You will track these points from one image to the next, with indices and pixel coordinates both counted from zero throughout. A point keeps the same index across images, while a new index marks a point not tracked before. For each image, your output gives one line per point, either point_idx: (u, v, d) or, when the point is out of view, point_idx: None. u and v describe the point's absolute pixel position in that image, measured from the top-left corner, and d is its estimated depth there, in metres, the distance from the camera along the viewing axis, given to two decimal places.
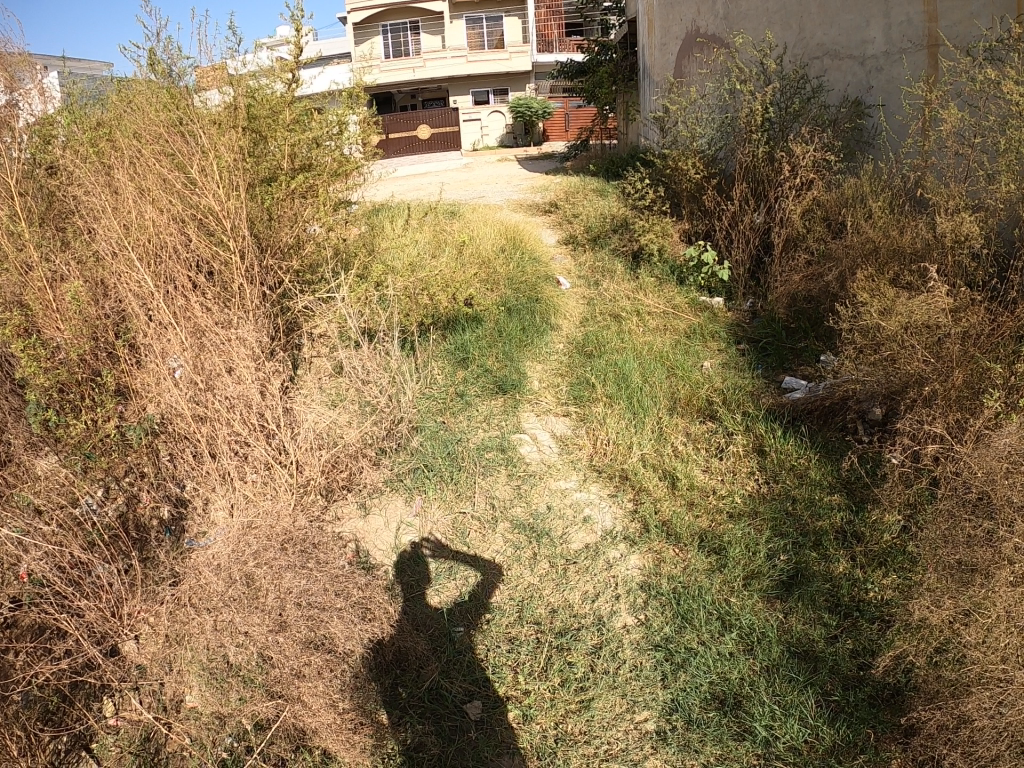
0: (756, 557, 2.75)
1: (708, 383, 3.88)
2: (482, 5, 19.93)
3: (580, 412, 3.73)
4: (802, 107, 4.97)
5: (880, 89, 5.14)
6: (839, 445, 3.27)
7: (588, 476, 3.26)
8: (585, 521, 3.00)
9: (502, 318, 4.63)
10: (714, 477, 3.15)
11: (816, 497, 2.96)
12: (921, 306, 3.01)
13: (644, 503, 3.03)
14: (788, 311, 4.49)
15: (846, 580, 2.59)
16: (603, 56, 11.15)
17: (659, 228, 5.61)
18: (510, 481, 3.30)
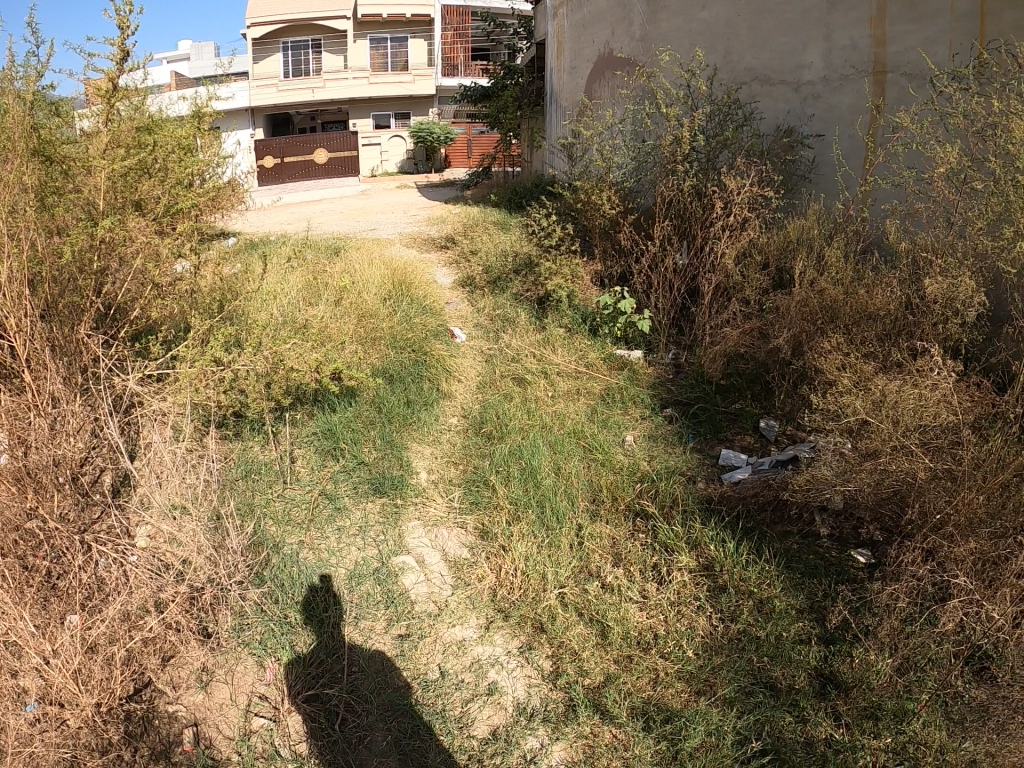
0: (721, 733, 2.05)
1: (633, 470, 3.18)
2: (389, 26, 19.44)
3: (477, 524, 3.01)
4: (733, 135, 4.41)
5: (819, 120, 4.72)
6: (800, 555, 2.65)
7: (491, 622, 2.53)
8: (491, 693, 2.26)
9: (382, 391, 3.89)
10: (653, 616, 2.45)
11: (784, 640, 2.29)
12: (912, 397, 2.51)
13: (568, 666, 2.30)
14: (722, 370, 3.90)
15: (834, 754, 1.96)
16: (509, 80, 10.68)
17: (568, 271, 4.95)
18: (391, 630, 2.52)
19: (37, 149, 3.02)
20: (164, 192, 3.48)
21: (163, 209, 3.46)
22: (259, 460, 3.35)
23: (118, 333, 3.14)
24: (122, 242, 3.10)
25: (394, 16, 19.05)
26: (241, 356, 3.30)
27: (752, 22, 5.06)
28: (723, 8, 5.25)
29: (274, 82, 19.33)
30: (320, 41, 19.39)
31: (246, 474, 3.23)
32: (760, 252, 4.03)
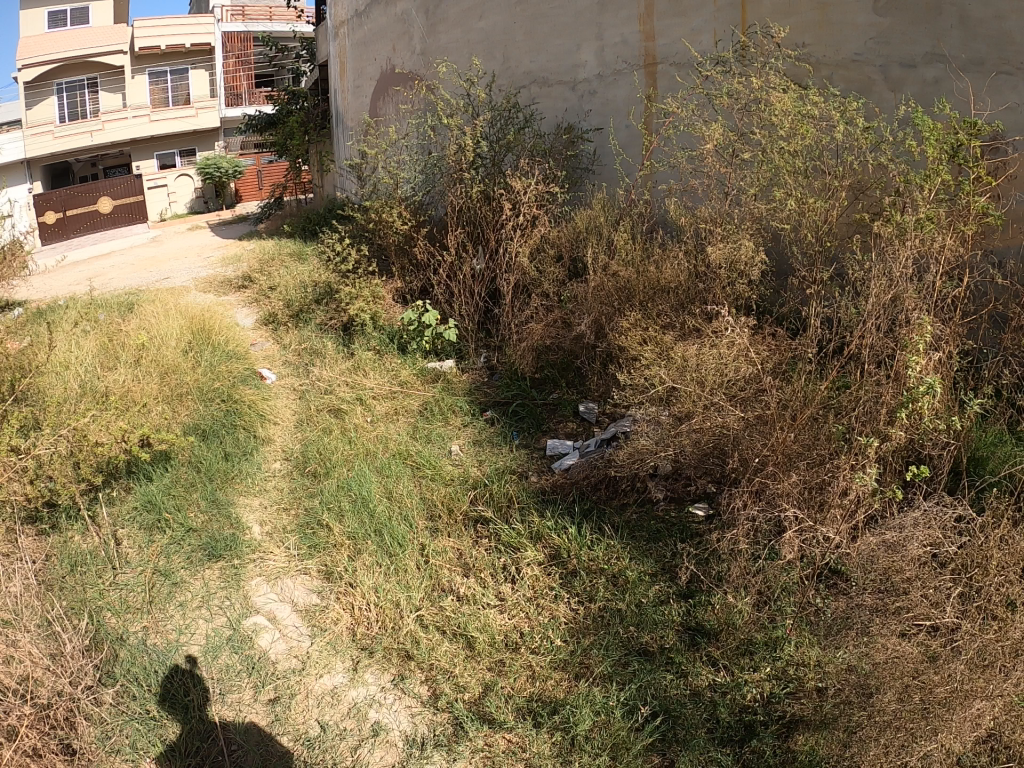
0: (612, 708, 2.18)
1: (465, 478, 3.32)
2: (167, 58, 18.54)
3: (320, 566, 2.96)
4: (515, 138, 4.80)
5: (597, 113, 5.07)
6: (642, 523, 2.87)
7: (359, 663, 2.48)
8: (377, 734, 2.20)
9: (197, 450, 3.69)
10: (513, 615, 2.54)
11: (647, 611, 2.45)
12: (711, 358, 2.86)
13: (445, 685, 2.32)
14: (534, 365, 4.13)
15: (720, 697, 2.16)
16: (293, 105, 10.64)
17: (367, 293, 5.08)
18: (261, 697, 2.37)
19: None
20: None
21: None
22: (80, 549, 3.04)
23: None
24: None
25: (172, 46, 18.23)
26: (41, 439, 3.16)
27: (526, 29, 5.42)
28: (499, 16, 5.63)
29: (48, 129, 17.65)
30: (95, 80, 18.24)
31: (71, 566, 2.93)
32: (553, 246, 4.33)
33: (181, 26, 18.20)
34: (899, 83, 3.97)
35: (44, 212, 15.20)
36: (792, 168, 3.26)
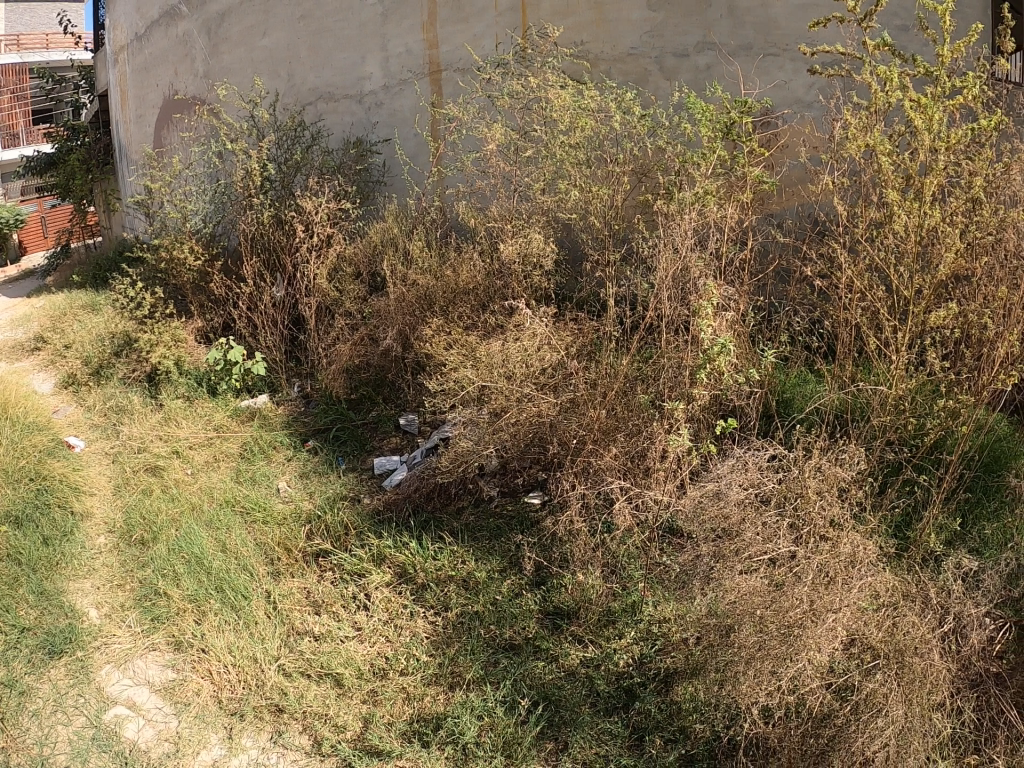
0: (494, 708, 2.67)
1: (299, 511, 3.77)
2: None
3: (167, 638, 3.12)
4: (301, 160, 5.82)
5: (384, 123, 6.23)
6: (481, 523, 3.48)
7: (233, 728, 2.72)
8: None
9: (12, 538, 3.61)
10: (370, 644, 2.98)
11: (501, 608, 3.01)
12: (515, 350, 3.45)
13: (326, 731, 2.66)
14: (345, 386, 4.87)
15: (591, 666, 2.75)
16: (73, 141, 10.42)
17: (168, 338, 5.42)
18: None
19: None
20: None
21: None
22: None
23: None
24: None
25: None
26: None
27: (312, 49, 6.66)
28: (284, 33, 6.87)
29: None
30: None
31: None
32: (348, 264, 5.13)
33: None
34: (675, 70, 5.18)
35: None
36: (575, 160, 3.82)
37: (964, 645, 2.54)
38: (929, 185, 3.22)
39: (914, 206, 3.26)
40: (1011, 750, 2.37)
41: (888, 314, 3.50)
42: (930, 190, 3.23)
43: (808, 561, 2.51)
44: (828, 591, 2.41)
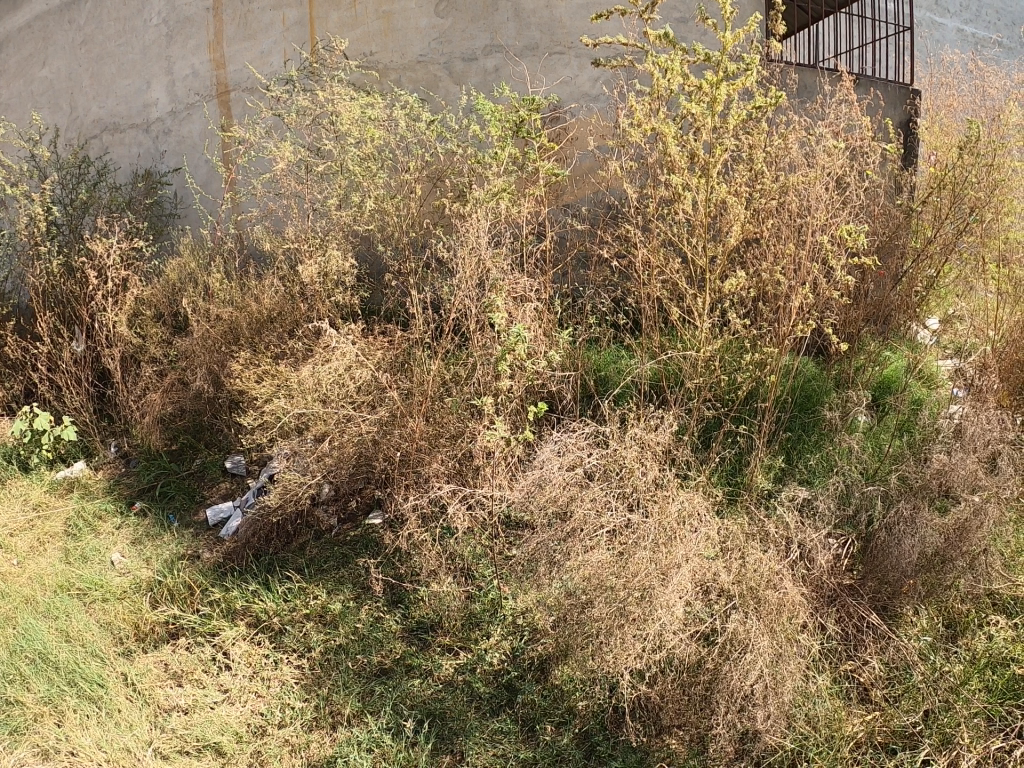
0: (382, 738, 3.63)
1: (137, 582, 4.64)
2: None
3: (34, 749, 3.67)
4: (86, 200, 6.70)
5: (174, 151, 7.33)
6: (327, 554, 4.67)
7: None
8: None
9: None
10: (238, 701, 3.89)
11: (370, 634, 4.12)
12: (330, 374, 4.41)
13: None
14: (254, 417, 4.87)
15: (475, 667, 3.88)
16: None
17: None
18: None
19: None
20: None
21: None
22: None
23: None
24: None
25: None
26: None
27: (94, 78, 7.76)
28: (64, 62, 7.99)
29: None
30: None
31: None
32: (201, 349, 5.58)
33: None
34: (464, 74, 6.30)
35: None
36: (368, 175, 5.11)
37: (813, 568, 3.68)
38: (711, 164, 4.08)
39: (701, 183, 4.14)
40: (879, 648, 3.61)
41: (688, 286, 4.51)
42: (713, 168, 4.08)
43: (641, 525, 3.57)
44: (667, 553, 3.45)
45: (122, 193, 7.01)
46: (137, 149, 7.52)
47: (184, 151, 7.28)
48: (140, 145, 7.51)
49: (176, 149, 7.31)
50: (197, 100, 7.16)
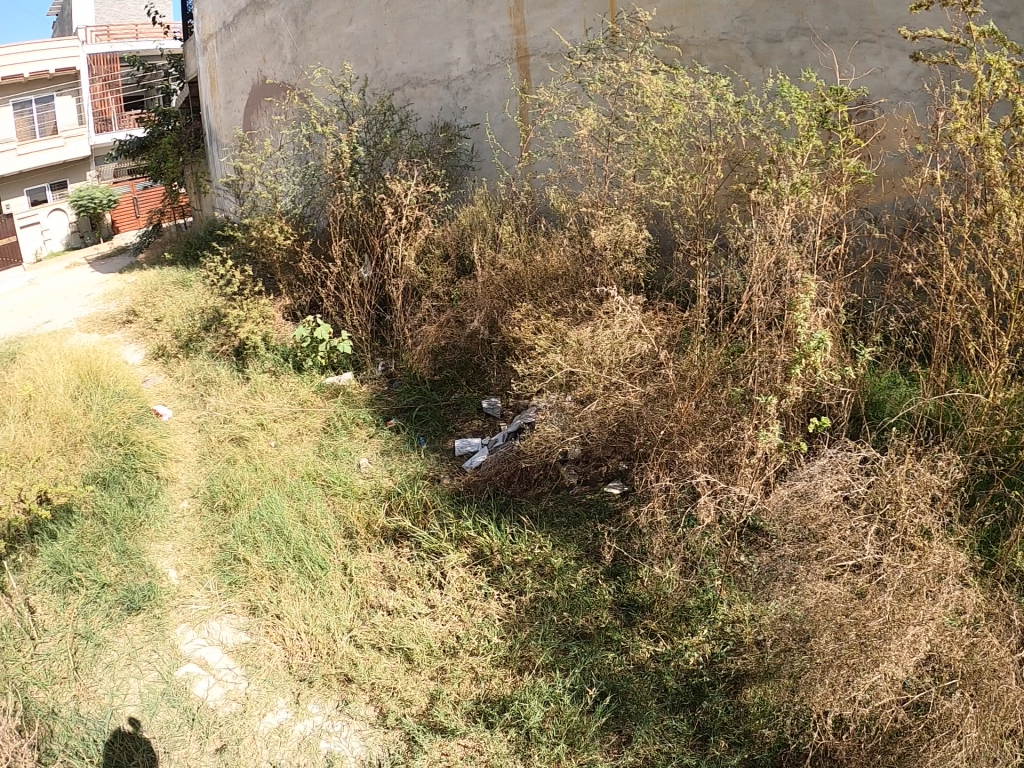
0: (502, 659, 2.54)
1: (318, 448, 3.99)
2: (12, 84, 17.47)
3: (188, 553, 3.27)
4: (391, 142, 5.24)
5: (472, 109, 5.65)
6: (559, 508, 3.16)
7: (218, 603, 2.94)
8: (216, 667, 2.65)
9: (99, 499, 3.51)
10: (366, 572, 2.97)
11: (545, 556, 2.86)
12: (605, 338, 3.09)
13: (391, 704, 2.41)
14: (431, 365, 4.58)
15: (644, 657, 2.47)
16: (163, 126, 10.30)
17: (257, 313, 5.26)
18: (146, 630, 2.83)
19: None
20: None
21: None
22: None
23: None
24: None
25: (16, 72, 17.21)
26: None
27: None
28: None
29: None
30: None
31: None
32: (438, 247, 4.78)
33: (42, 48, 17.23)
34: (765, 57, 4.50)
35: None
36: (667, 146, 3.50)
37: None
38: None
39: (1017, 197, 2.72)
40: None
41: (983, 317, 2.94)
42: None
43: (893, 571, 2.19)
44: (909, 602, 2.10)
45: (421, 145, 5.54)
46: (441, 100, 5.88)
47: (482, 111, 5.61)
48: (441, 98, 5.88)
49: (477, 107, 5.63)
50: (496, 64, 5.49)
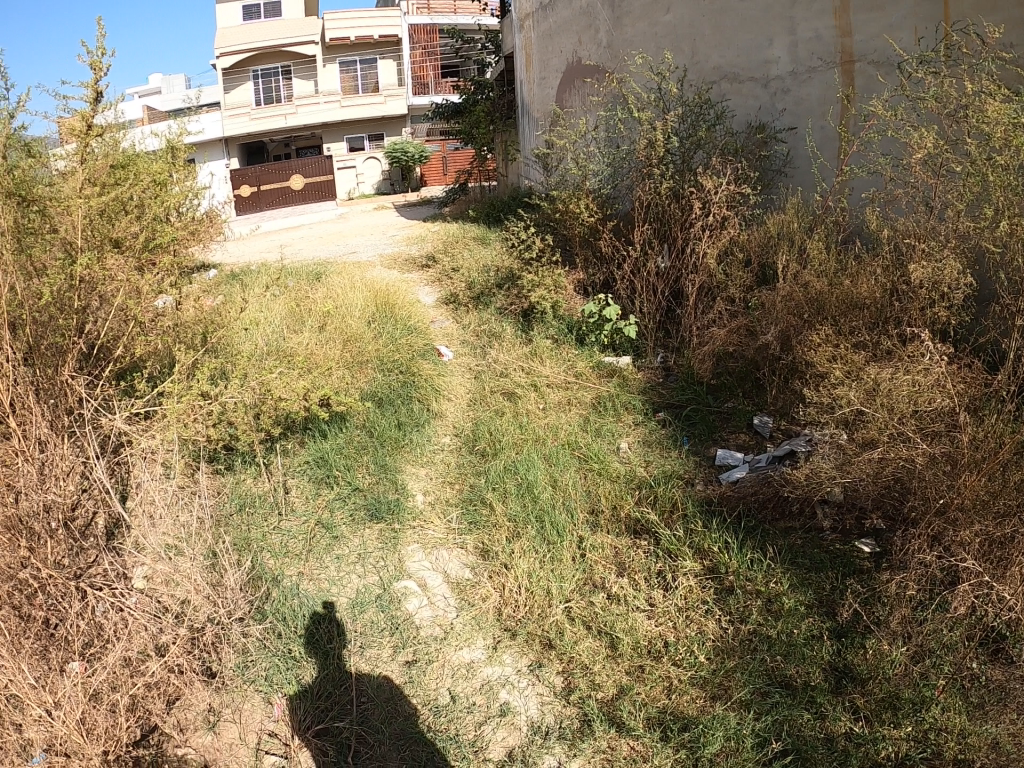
0: (695, 678, 2.27)
1: (573, 413, 3.95)
2: (359, 49, 20.16)
3: (435, 487, 3.48)
4: (707, 134, 4.53)
5: (789, 113, 4.77)
6: (806, 550, 2.71)
7: (449, 541, 3.08)
8: (429, 596, 2.78)
9: (372, 415, 3.96)
10: (596, 551, 2.82)
11: (774, 589, 2.50)
12: (904, 380, 2.57)
13: (581, 682, 2.30)
14: (712, 370, 4.03)
15: (844, 735, 2.01)
16: (479, 95, 10.90)
17: (551, 282, 5.10)
18: (385, 546, 3.07)
19: (12, 191, 3.00)
20: (142, 229, 3.56)
21: (142, 246, 3.53)
22: (254, 492, 3.38)
23: (107, 370, 3.15)
24: (103, 281, 3.07)
25: (361, 38, 19.75)
26: (261, 357, 4.11)
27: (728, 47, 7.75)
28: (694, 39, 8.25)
29: (245, 110, 19.70)
30: (288, 68, 20.07)
31: (242, 507, 3.25)
32: (740, 250, 4.18)
33: (373, 18, 19.64)
34: None
35: (242, 186, 17.26)
36: (1005, 183, 2.70)
37: None
38: None
39: None
40: None
41: None
42: None
43: None
44: None
45: (736, 142, 4.71)
46: (755, 101, 4.97)
47: (801, 114, 4.72)
48: (755, 99, 4.97)
49: (795, 111, 4.74)
50: (820, 66, 4.56)
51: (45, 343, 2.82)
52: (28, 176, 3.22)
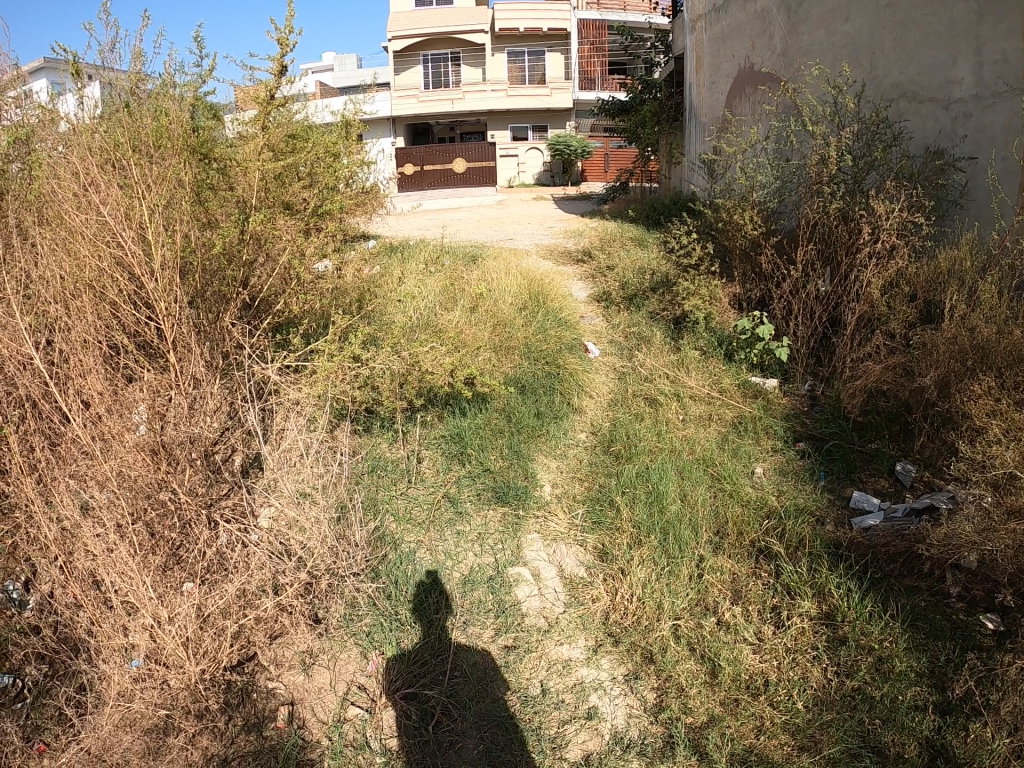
0: (786, 723, 2.18)
1: (707, 431, 3.85)
2: (525, 41, 20.51)
3: (565, 479, 3.51)
4: (884, 155, 4.28)
5: (970, 140, 4.35)
6: (928, 614, 2.49)
7: (567, 535, 3.09)
8: (540, 586, 2.82)
9: (512, 401, 4.04)
10: (713, 573, 2.74)
11: (883, 649, 2.35)
12: None
13: (672, 702, 2.27)
14: (861, 406, 3.74)
15: None
16: (646, 94, 10.74)
17: (705, 292, 4.97)
18: (507, 530, 3.12)
19: (199, 150, 3.31)
20: (310, 195, 3.83)
21: (309, 211, 3.80)
22: (387, 457, 3.57)
23: (266, 322, 3.41)
24: (270, 238, 3.40)
25: (528, 29, 20.06)
26: (415, 329, 4.29)
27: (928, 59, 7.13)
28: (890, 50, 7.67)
29: (414, 92, 20.43)
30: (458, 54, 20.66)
31: (374, 469, 3.45)
32: (908, 284, 3.87)
33: (541, 10, 19.86)
34: None
35: (406, 164, 18.37)
36: None
37: None
38: None
39: None
40: None
41: None
42: None
43: None
44: None
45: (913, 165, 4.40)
46: (935, 124, 4.57)
47: (984, 143, 4.27)
48: (935, 122, 4.57)
49: (977, 139, 4.31)
50: (1006, 91, 4.11)
51: (215, 289, 3.09)
52: (220, 139, 3.55)
